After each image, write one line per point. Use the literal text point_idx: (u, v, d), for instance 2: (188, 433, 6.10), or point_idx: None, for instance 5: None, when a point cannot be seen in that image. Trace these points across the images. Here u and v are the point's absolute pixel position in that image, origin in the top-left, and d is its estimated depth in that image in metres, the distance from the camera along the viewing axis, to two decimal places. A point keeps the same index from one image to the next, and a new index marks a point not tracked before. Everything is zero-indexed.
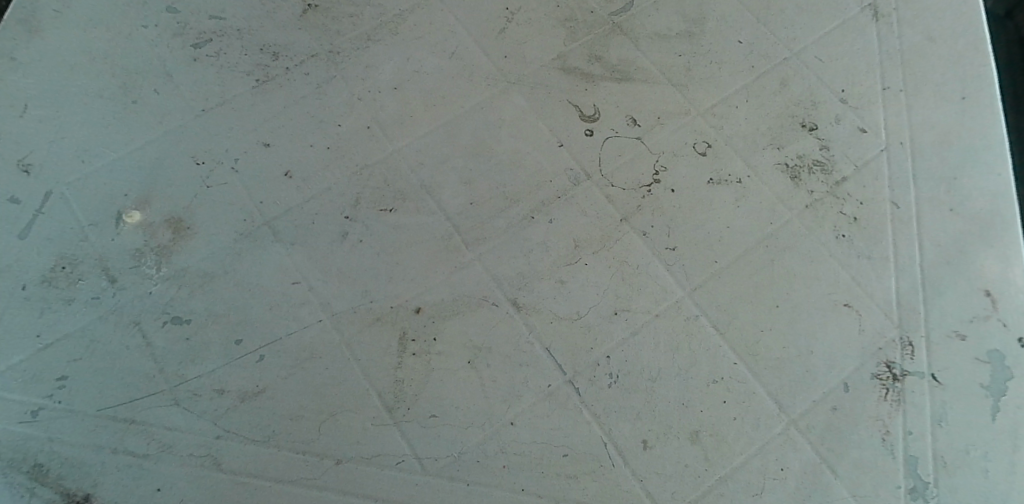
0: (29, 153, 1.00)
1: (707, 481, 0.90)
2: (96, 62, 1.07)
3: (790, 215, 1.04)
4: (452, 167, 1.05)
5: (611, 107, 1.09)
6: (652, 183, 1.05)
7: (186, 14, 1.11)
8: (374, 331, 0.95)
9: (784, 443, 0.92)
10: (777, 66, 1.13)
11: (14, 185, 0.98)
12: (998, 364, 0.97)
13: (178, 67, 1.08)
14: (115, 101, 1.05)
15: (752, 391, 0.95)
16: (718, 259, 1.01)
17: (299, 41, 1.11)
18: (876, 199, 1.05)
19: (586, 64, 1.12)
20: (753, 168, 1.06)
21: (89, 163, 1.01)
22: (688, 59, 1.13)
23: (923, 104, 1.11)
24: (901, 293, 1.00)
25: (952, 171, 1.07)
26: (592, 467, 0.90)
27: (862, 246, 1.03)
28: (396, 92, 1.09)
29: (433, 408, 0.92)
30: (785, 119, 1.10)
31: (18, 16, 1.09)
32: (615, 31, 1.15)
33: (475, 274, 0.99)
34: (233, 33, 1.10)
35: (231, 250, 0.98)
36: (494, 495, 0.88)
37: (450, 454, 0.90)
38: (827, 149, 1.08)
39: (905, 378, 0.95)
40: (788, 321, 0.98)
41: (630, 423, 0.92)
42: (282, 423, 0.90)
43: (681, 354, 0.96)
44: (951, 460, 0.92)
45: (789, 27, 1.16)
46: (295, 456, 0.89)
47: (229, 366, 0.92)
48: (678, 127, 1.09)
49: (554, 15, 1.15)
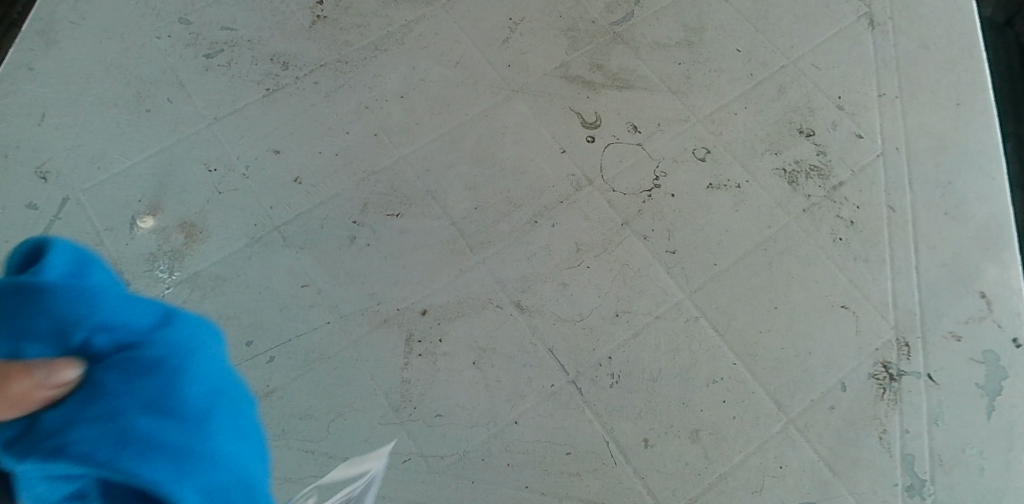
0: (47, 161, 1.04)
1: (708, 478, 0.92)
2: (112, 72, 1.10)
3: (788, 219, 1.06)
4: (457, 173, 1.07)
5: (612, 114, 1.12)
6: (652, 188, 1.07)
7: (199, 25, 1.14)
8: (381, 332, 0.97)
9: (783, 441, 0.94)
10: (775, 73, 1.16)
11: (32, 191, 1.01)
12: (994, 364, 0.98)
13: (191, 76, 1.11)
14: (130, 110, 1.08)
15: (751, 391, 0.96)
16: (717, 261, 1.03)
17: (308, 51, 1.14)
18: (873, 203, 1.07)
19: (587, 73, 1.15)
20: (751, 174, 1.09)
21: (105, 170, 1.04)
22: (688, 67, 1.16)
23: (918, 111, 1.13)
24: (898, 295, 1.02)
25: (947, 176, 1.09)
26: (594, 465, 0.92)
27: (860, 249, 1.05)
28: (403, 100, 1.11)
29: (438, 407, 0.94)
30: (783, 125, 1.12)
31: (35, 28, 1.12)
32: (616, 41, 1.17)
33: (479, 277, 1.01)
34: (244, 44, 1.13)
35: (242, 253, 1.00)
36: (499, 492, 0.90)
37: (455, 452, 0.92)
38: (824, 154, 1.10)
39: (902, 377, 0.97)
40: (786, 322, 1.00)
41: (631, 422, 0.94)
42: (292, 423, 0.92)
43: (681, 355, 0.98)
44: (948, 458, 0.93)
45: (787, 36, 1.19)
46: (304, 454, 0.91)
47: (239, 367, 0.94)
48: (678, 133, 1.11)
49: (556, 25, 1.18)
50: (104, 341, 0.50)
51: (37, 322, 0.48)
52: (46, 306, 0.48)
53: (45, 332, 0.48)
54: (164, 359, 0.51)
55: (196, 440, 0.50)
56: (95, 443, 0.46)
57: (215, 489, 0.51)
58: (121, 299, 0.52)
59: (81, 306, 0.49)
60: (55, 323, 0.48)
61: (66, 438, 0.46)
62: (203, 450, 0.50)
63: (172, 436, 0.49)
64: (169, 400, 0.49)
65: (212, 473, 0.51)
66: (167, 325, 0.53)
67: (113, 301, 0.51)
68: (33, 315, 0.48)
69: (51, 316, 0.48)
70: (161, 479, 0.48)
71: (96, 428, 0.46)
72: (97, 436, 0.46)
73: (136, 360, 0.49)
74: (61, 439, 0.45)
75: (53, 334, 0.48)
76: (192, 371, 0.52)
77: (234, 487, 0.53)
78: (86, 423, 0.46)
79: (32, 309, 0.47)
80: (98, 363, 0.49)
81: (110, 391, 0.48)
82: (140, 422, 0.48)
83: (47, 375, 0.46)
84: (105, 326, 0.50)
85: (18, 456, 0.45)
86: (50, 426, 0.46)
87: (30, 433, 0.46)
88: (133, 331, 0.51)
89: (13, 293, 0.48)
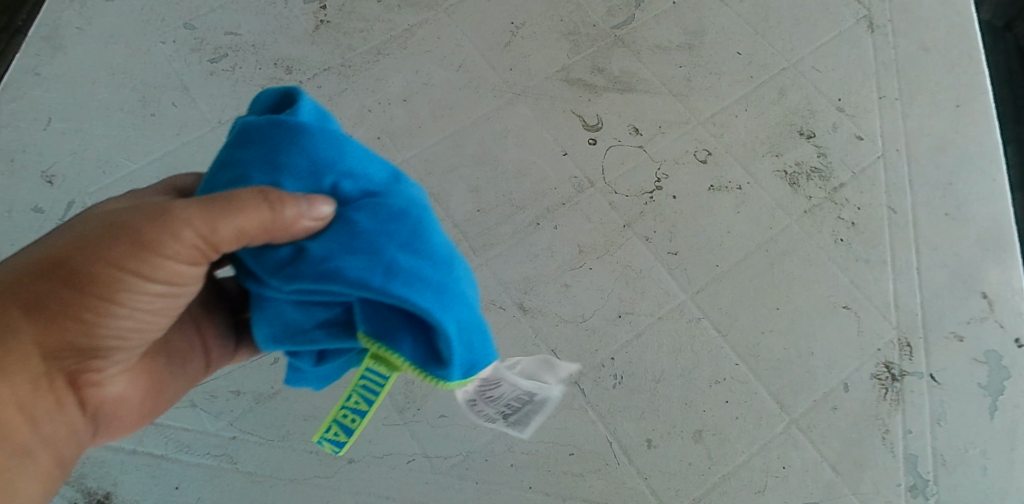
0: (53, 165, 1.04)
1: (711, 478, 0.92)
2: (116, 77, 1.11)
3: (789, 220, 1.06)
4: (460, 175, 1.08)
5: (614, 117, 1.13)
6: (654, 190, 1.08)
7: (203, 30, 1.15)
8: None
9: (786, 441, 0.94)
10: (775, 76, 1.17)
11: (38, 195, 1.02)
12: (996, 364, 0.98)
13: (195, 80, 1.11)
14: (135, 114, 1.09)
15: (753, 391, 0.97)
16: (719, 262, 1.04)
17: (311, 55, 1.14)
18: (874, 204, 1.08)
19: (589, 76, 1.15)
20: (752, 175, 1.09)
21: (110, 174, 1.04)
22: (688, 70, 1.17)
23: (918, 112, 1.14)
24: (899, 296, 1.02)
25: (947, 177, 1.09)
26: (597, 466, 0.92)
27: (861, 249, 1.05)
28: (406, 104, 1.12)
29: (442, 408, 0.94)
30: (784, 127, 1.13)
31: (41, 33, 1.13)
32: (617, 44, 1.18)
33: (482, 279, 1.02)
34: (248, 48, 1.14)
35: None
36: (503, 492, 0.91)
37: (459, 453, 0.92)
38: (824, 156, 1.11)
39: (904, 378, 0.98)
40: (788, 323, 1.01)
41: (635, 422, 0.95)
42: (296, 424, 0.93)
43: (684, 356, 0.98)
44: (950, 458, 0.93)
45: (786, 38, 1.20)
46: (309, 455, 0.91)
47: (244, 369, 0.95)
48: (679, 136, 1.12)
49: (557, 29, 1.19)
50: (350, 187, 0.60)
51: (299, 162, 0.59)
52: (306, 149, 0.59)
53: (306, 172, 0.59)
54: (408, 210, 0.60)
55: (447, 280, 0.59)
56: (365, 267, 0.56)
57: (466, 327, 0.60)
58: (361, 150, 0.62)
59: (334, 152, 0.60)
60: (314, 164, 0.59)
61: (337, 263, 0.57)
62: (453, 291, 0.59)
63: (428, 272, 0.58)
64: (419, 243, 0.59)
65: (463, 307, 0.60)
66: (399, 176, 0.63)
67: (356, 153, 0.61)
68: (297, 155, 0.59)
69: (311, 158, 0.59)
70: (427, 305, 0.57)
71: (364, 259, 0.57)
72: (367, 265, 0.57)
73: (384, 204, 0.59)
74: (333, 264, 0.57)
75: (313, 175, 0.59)
76: (430, 223, 0.61)
77: (478, 330, 0.62)
78: (350, 253, 0.57)
79: (296, 149, 0.59)
80: (352, 207, 0.59)
81: (366, 228, 0.58)
82: (400, 257, 0.57)
83: (312, 207, 0.57)
84: (351, 172, 0.60)
85: (297, 274, 0.57)
86: (320, 253, 0.57)
87: (305, 257, 0.57)
88: (374, 180, 0.61)
89: (282, 136, 0.59)
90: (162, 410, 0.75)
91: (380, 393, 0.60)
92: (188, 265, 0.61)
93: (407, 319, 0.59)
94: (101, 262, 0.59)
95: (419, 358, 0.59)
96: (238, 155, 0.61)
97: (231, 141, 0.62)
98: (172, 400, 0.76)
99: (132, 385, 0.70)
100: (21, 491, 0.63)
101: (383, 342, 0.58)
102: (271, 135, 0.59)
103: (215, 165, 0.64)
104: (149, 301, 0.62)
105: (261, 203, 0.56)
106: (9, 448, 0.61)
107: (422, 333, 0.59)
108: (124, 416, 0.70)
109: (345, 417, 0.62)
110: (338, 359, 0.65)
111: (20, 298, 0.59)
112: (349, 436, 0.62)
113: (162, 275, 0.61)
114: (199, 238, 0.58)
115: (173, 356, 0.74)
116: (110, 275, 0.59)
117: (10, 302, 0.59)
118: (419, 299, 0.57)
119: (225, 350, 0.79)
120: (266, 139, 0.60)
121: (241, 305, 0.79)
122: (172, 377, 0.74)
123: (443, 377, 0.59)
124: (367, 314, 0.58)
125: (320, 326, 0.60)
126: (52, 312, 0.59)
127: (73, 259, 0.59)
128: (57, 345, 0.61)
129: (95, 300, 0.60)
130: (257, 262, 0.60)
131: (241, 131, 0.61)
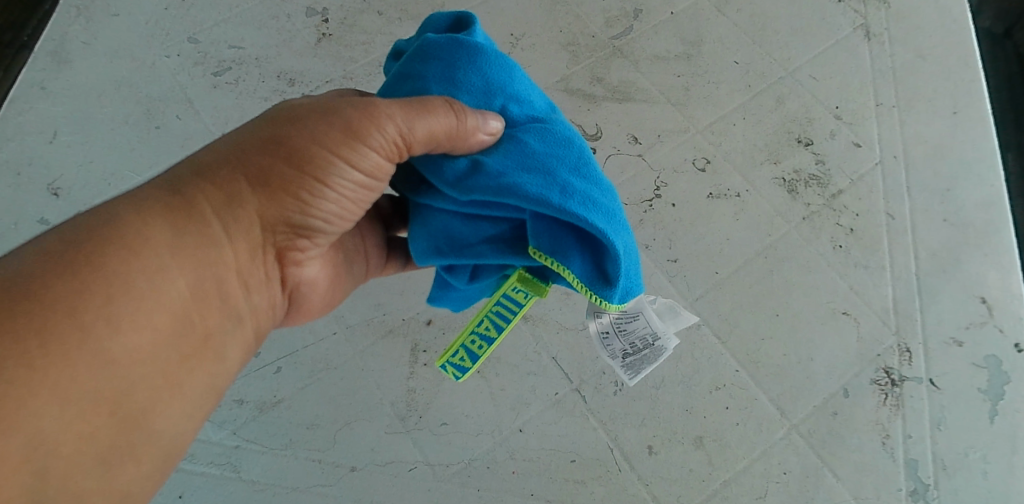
0: (59, 178, 1.06)
1: (712, 485, 0.93)
2: (121, 90, 1.13)
3: (788, 227, 1.07)
4: None
5: (613, 126, 1.14)
6: (653, 198, 1.09)
7: (207, 44, 1.17)
8: (387, 342, 0.98)
9: (787, 447, 0.95)
10: (772, 84, 1.18)
11: (44, 207, 1.04)
12: (996, 368, 0.98)
13: (199, 93, 1.13)
14: (139, 126, 1.10)
15: (753, 397, 0.97)
16: (719, 270, 1.04)
17: (314, 68, 1.16)
18: (872, 210, 1.09)
19: (588, 86, 1.17)
20: (751, 183, 1.10)
21: (116, 186, 1.06)
22: (687, 79, 1.18)
23: (915, 119, 1.15)
24: (899, 301, 1.03)
25: (946, 183, 1.10)
26: (598, 472, 0.93)
27: (860, 255, 1.06)
28: None
29: (444, 416, 0.95)
30: (782, 135, 1.14)
31: (48, 48, 1.15)
32: (616, 54, 1.19)
33: None
34: (251, 61, 1.16)
35: None
36: (504, 500, 0.91)
37: (461, 461, 0.93)
38: (822, 163, 1.12)
39: (904, 383, 0.98)
40: (786, 330, 1.01)
41: (636, 429, 0.95)
42: (299, 432, 0.93)
43: (683, 362, 0.99)
44: (950, 463, 0.94)
45: (784, 47, 1.21)
46: (311, 464, 0.92)
47: (248, 378, 0.96)
48: (678, 144, 1.13)
49: (557, 39, 1.20)
50: (516, 112, 0.66)
51: (475, 80, 0.65)
52: (481, 69, 0.65)
53: (481, 91, 0.66)
54: (570, 139, 0.66)
55: (612, 207, 0.64)
56: (543, 185, 0.61)
57: (628, 253, 0.64)
58: (524, 81, 0.68)
59: (505, 77, 0.66)
60: (487, 85, 0.66)
61: (513, 179, 0.61)
62: (617, 217, 0.64)
63: (596, 196, 0.63)
64: (585, 169, 0.64)
65: (625, 234, 0.64)
66: (555, 111, 0.69)
67: (521, 84, 0.68)
68: (473, 74, 0.65)
69: (485, 78, 0.66)
70: (600, 225, 0.61)
71: (539, 179, 0.61)
72: (543, 185, 0.61)
73: (550, 130, 0.65)
74: (510, 179, 0.61)
75: (485, 94, 0.66)
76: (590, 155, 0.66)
77: (633, 260, 0.66)
78: (526, 171, 0.62)
79: (473, 70, 0.65)
80: (521, 130, 0.65)
81: (536, 151, 0.63)
82: (571, 180, 0.62)
83: (486, 122, 0.62)
84: (518, 98, 0.67)
85: (475, 187, 0.61)
86: (496, 169, 0.61)
87: (482, 171, 0.62)
88: (537, 108, 0.68)
89: (464, 56, 0.65)
90: (334, 302, 0.80)
91: (511, 321, 0.67)
92: (387, 161, 0.64)
93: (578, 239, 0.63)
94: (317, 143, 0.62)
95: (591, 275, 0.63)
96: (416, 71, 0.66)
97: (407, 58, 0.68)
98: (342, 295, 0.81)
99: (319, 270, 0.75)
100: (232, 354, 0.67)
101: (556, 257, 0.62)
102: (451, 51, 0.65)
103: (389, 80, 0.69)
104: (351, 190, 0.65)
105: (449, 111, 0.61)
106: (227, 311, 0.65)
107: (591, 253, 0.63)
108: (314, 298, 0.76)
109: (474, 344, 0.69)
110: (488, 279, 0.69)
111: (244, 170, 0.63)
112: (474, 363, 0.69)
113: (366, 166, 0.64)
114: (398, 135, 0.61)
115: (347, 253, 0.79)
116: (325, 160, 0.63)
117: (237, 173, 0.63)
118: (594, 218, 0.61)
119: (379, 260, 0.84)
120: (444, 55, 0.65)
121: (390, 220, 0.84)
122: (346, 271, 0.79)
123: (606, 296, 0.64)
124: (540, 230, 0.62)
125: (487, 241, 0.64)
126: (273, 186, 0.63)
127: (295, 137, 0.62)
128: (274, 220, 0.65)
129: (310, 181, 0.63)
130: (434, 174, 0.64)
131: (421, 48, 0.67)
